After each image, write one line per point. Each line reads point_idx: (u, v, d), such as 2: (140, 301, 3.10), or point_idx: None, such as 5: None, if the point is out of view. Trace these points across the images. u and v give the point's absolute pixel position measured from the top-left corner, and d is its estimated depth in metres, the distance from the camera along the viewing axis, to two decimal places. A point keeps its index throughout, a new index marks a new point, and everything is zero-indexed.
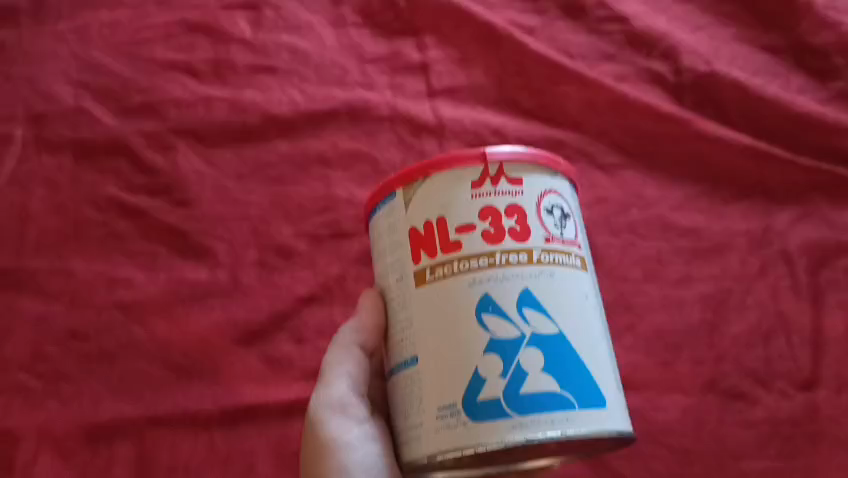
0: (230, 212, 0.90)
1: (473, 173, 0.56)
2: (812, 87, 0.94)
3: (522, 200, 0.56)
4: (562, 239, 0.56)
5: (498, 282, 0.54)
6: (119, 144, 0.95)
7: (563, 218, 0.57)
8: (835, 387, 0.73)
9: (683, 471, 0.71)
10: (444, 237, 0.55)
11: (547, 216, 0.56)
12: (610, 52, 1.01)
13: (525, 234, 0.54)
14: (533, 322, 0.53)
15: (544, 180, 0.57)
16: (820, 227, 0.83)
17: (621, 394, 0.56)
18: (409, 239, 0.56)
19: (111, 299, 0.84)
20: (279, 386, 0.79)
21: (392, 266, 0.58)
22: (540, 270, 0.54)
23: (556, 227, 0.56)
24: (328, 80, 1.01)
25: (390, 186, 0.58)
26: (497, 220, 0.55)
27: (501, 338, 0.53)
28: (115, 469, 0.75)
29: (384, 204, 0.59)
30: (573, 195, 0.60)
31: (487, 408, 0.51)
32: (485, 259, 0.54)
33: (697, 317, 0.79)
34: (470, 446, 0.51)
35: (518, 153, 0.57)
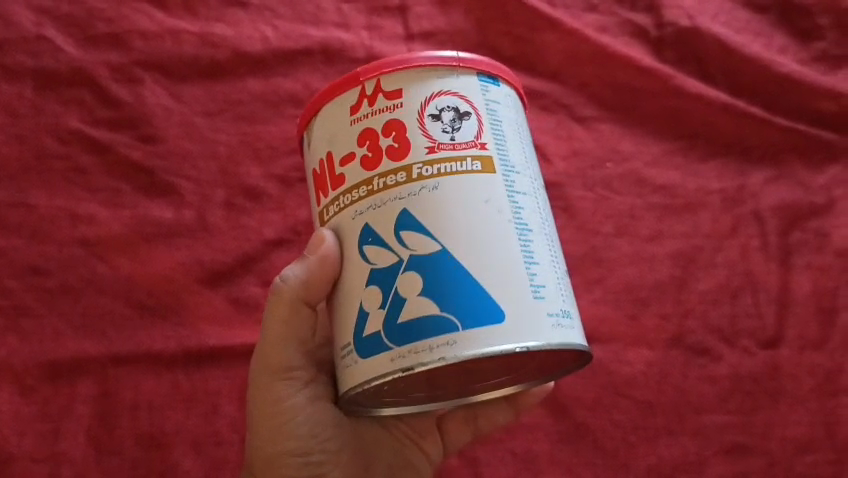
0: (198, 150, 0.87)
1: (350, 98, 0.52)
2: (792, 48, 0.93)
3: (401, 114, 0.50)
4: (454, 143, 0.50)
5: (377, 209, 0.50)
6: (82, 75, 0.91)
7: (456, 119, 0.51)
8: (797, 346, 0.74)
9: (645, 422, 0.72)
10: (331, 172, 0.52)
11: (433, 122, 0.50)
12: (593, 3, 0.99)
13: (402, 151, 0.50)
14: (411, 245, 0.49)
15: (431, 81, 0.51)
16: (792, 187, 0.84)
17: (539, 302, 0.49)
18: (312, 182, 0.55)
19: (74, 236, 0.81)
20: (246, 328, 0.78)
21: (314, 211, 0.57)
22: (421, 187, 0.49)
23: (445, 132, 0.50)
24: (304, 19, 0.97)
25: (301, 132, 0.57)
26: (374, 143, 0.50)
27: (381, 268, 0.50)
28: (77, 407, 0.73)
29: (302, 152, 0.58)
30: (480, 88, 0.53)
31: (370, 343, 0.49)
32: (364, 187, 0.50)
33: (667, 272, 0.80)
34: (361, 384, 0.49)
35: (393, 61, 0.51)
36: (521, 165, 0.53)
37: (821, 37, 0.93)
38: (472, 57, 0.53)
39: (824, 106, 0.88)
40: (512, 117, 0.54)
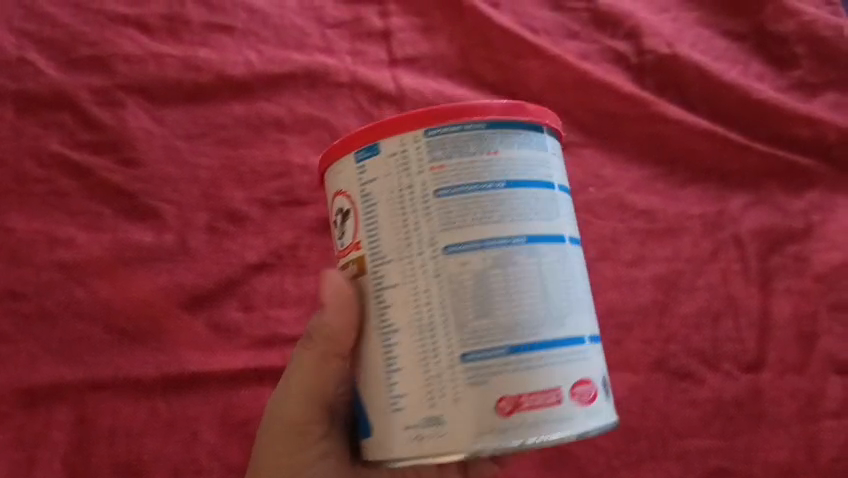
0: (180, 174, 0.87)
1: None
2: (770, 75, 0.95)
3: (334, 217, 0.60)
4: (345, 246, 0.55)
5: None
6: (64, 98, 0.90)
7: (343, 222, 0.55)
8: (778, 370, 0.75)
9: (628, 447, 0.72)
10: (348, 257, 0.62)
11: (337, 223, 0.56)
12: (575, 30, 1.00)
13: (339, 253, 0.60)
14: None
15: (332, 179, 0.55)
16: (771, 212, 0.85)
17: (395, 415, 0.51)
18: None
19: (52, 259, 0.80)
20: (226, 353, 0.77)
21: None
22: None
23: (340, 236, 0.56)
24: (287, 44, 0.98)
25: None
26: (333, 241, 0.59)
27: None
28: (53, 434, 0.72)
29: None
30: (355, 177, 0.53)
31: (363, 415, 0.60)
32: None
33: (649, 296, 0.80)
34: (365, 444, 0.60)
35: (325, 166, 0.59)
36: (399, 247, 0.51)
37: (798, 65, 0.95)
38: (353, 138, 0.53)
39: (802, 132, 0.89)
40: (393, 187, 0.52)
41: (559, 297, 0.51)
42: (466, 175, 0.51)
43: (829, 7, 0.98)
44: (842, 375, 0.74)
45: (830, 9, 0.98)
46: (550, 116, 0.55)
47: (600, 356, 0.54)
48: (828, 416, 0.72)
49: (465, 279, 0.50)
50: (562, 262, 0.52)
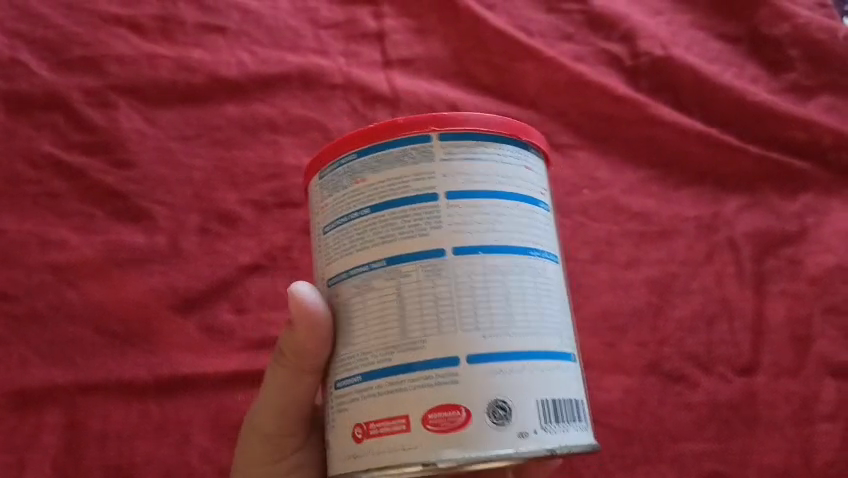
0: (173, 175, 0.86)
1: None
2: (764, 78, 0.95)
3: None
4: None
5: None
6: (57, 99, 0.90)
7: None
8: (772, 373, 0.75)
9: (622, 450, 0.72)
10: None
11: None
12: (569, 32, 1.00)
13: None
14: None
15: None
16: (765, 215, 0.85)
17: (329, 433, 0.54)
18: None
19: (44, 261, 0.80)
20: (218, 355, 0.77)
21: None
22: None
23: None
24: (282, 45, 0.97)
25: None
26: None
27: None
28: (44, 437, 0.72)
29: None
30: None
31: None
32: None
33: (643, 299, 0.80)
34: None
35: None
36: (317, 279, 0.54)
37: (793, 67, 0.95)
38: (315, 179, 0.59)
39: (796, 134, 0.89)
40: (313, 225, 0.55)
41: (417, 321, 0.47)
42: (340, 204, 0.51)
43: (823, 10, 0.98)
44: (836, 378, 0.74)
45: (824, 12, 0.98)
46: (447, 121, 0.49)
47: (492, 375, 0.45)
48: (822, 419, 0.72)
49: (340, 307, 0.50)
50: (428, 279, 0.47)
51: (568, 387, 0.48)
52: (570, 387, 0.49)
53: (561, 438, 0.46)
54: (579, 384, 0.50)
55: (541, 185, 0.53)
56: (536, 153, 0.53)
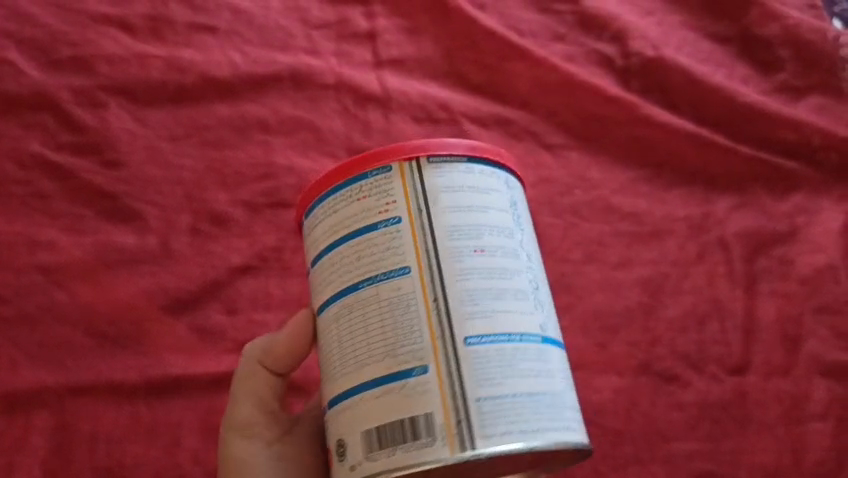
0: (163, 176, 0.86)
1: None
2: (755, 79, 0.95)
3: None
4: None
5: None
6: (45, 99, 0.89)
7: None
8: (763, 373, 0.75)
9: (614, 450, 0.72)
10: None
11: None
12: (561, 32, 1.00)
13: None
14: None
15: None
16: (756, 215, 0.85)
17: None
18: None
19: (32, 262, 0.79)
20: (209, 357, 0.76)
21: None
22: None
23: None
24: (273, 44, 0.97)
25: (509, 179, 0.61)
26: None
27: None
28: (33, 440, 0.71)
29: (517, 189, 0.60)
30: None
31: None
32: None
33: (635, 299, 0.80)
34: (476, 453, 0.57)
35: None
36: None
37: (783, 68, 0.95)
38: None
39: (786, 135, 0.89)
40: None
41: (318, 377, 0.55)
42: None
43: (813, 11, 0.99)
44: (826, 377, 0.74)
45: (814, 13, 0.98)
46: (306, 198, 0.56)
47: (337, 417, 0.50)
48: (812, 418, 0.72)
49: None
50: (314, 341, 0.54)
51: (405, 406, 0.47)
52: (409, 405, 0.47)
53: (390, 461, 0.47)
54: (433, 394, 0.47)
55: (387, 202, 0.51)
56: (381, 170, 0.52)
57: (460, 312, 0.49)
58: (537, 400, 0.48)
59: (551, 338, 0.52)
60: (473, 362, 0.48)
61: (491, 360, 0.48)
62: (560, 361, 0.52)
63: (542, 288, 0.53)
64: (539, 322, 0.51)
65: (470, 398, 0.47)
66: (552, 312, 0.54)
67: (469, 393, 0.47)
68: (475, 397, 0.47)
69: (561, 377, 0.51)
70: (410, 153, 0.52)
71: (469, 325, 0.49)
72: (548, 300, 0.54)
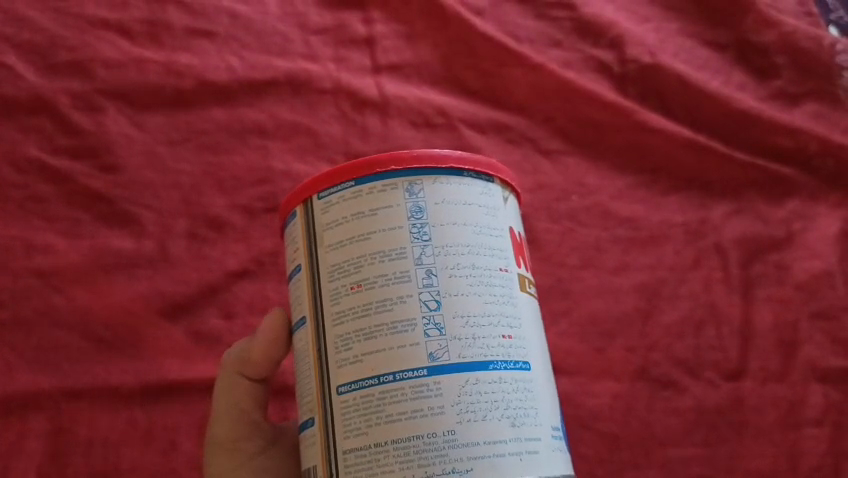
0: (160, 180, 0.86)
1: (498, 188, 0.54)
2: (751, 86, 0.96)
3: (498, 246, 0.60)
4: None
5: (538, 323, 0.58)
6: (43, 103, 0.89)
7: None
8: (760, 378, 0.75)
9: (611, 455, 0.72)
10: (526, 255, 0.56)
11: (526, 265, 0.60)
12: (558, 38, 1.01)
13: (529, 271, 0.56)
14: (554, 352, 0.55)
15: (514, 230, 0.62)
16: (752, 221, 0.85)
17: None
18: (511, 243, 0.53)
19: (28, 266, 0.79)
20: (206, 361, 0.76)
21: (495, 251, 0.51)
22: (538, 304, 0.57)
23: None
24: (271, 49, 0.97)
25: (458, 160, 0.52)
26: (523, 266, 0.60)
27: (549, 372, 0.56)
28: (28, 443, 0.71)
29: (460, 177, 0.52)
30: None
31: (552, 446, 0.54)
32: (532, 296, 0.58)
33: (632, 304, 0.80)
34: None
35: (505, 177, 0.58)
36: None
37: (779, 75, 0.96)
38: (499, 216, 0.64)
39: (783, 141, 0.90)
40: None
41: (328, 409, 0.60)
42: None
43: (809, 18, 0.99)
44: (822, 383, 0.74)
45: (810, 20, 0.99)
46: None
47: None
48: (809, 424, 0.72)
49: None
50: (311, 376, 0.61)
51: (309, 453, 0.50)
52: (310, 454, 0.50)
53: None
54: (316, 447, 0.49)
55: (294, 250, 0.54)
56: (292, 219, 0.55)
57: (335, 360, 0.49)
58: (405, 448, 0.45)
59: (448, 365, 0.47)
60: (342, 412, 0.48)
61: (359, 409, 0.47)
62: (461, 390, 0.46)
63: (445, 306, 0.48)
64: (426, 351, 0.47)
65: (340, 450, 0.47)
66: (467, 332, 0.48)
67: (338, 445, 0.47)
68: (344, 448, 0.47)
69: (455, 411, 0.45)
70: (303, 197, 0.54)
71: (342, 373, 0.48)
72: (465, 313, 0.48)
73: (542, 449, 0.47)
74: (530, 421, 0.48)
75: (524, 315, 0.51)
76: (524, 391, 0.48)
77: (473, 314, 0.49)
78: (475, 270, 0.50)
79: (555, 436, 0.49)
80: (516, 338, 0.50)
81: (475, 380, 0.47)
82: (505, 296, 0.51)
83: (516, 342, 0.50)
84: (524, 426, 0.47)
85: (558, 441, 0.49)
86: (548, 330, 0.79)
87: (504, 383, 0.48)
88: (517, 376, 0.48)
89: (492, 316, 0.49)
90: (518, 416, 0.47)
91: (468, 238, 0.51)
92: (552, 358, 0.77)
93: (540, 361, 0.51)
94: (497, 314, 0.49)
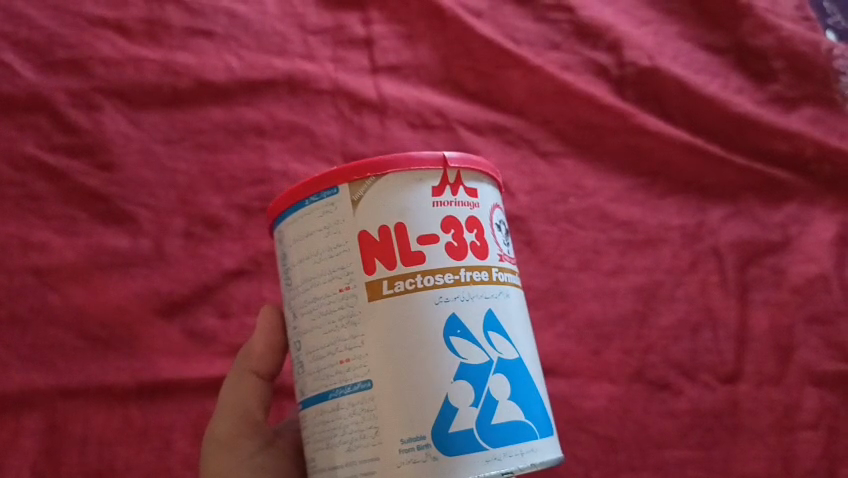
0: (157, 179, 0.86)
1: (347, 194, 0.53)
2: (749, 89, 0.96)
3: (478, 211, 0.55)
4: (511, 257, 0.57)
5: (466, 301, 0.52)
6: (41, 101, 0.89)
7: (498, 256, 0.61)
8: (756, 381, 0.75)
9: (606, 457, 0.72)
10: (402, 247, 0.52)
11: (498, 232, 0.56)
12: (557, 41, 1.01)
13: (460, 251, 0.52)
14: (461, 352, 0.51)
15: (491, 190, 0.57)
16: (749, 224, 0.86)
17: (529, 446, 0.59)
18: (358, 249, 0.52)
19: (25, 263, 0.79)
20: (200, 360, 0.76)
21: (337, 272, 0.52)
22: (464, 292, 0.52)
23: (506, 245, 0.57)
24: (268, 48, 0.97)
25: (305, 189, 0.54)
26: (460, 233, 0.53)
27: (472, 363, 0.51)
28: (22, 442, 0.71)
29: (302, 204, 0.54)
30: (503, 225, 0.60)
31: (502, 429, 0.50)
32: (451, 275, 0.52)
33: (628, 307, 0.80)
34: None
35: (398, 158, 0.53)
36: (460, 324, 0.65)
37: (776, 80, 0.96)
38: (492, 166, 0.58)
39: (779, 145, 0.90)
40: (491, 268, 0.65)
41: None
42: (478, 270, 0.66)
43: (807, 23, 0.99)
44: (819, 387, 0.74)
45: (808, 25, 0.98)
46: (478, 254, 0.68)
47: None
48: (804, 427, 0.72)
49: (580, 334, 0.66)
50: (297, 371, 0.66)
51: None
52: None
53: None
54: None
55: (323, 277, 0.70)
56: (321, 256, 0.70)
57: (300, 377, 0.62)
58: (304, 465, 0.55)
59: (310, 398, 0.54)
60: None
61: None
62: (317, 420, 0.53)
63: (303, 343, 0.54)
64: (300, 388, 0.55)
65: None
66: (314, 369, 0.53)
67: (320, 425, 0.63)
68: None
69: (317, 438, 0.53)
70: None
71: None
72: (312, 349, 0.53)
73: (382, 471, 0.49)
74: (367, 441, 0.50)
75: (366, 331, 0.51)
76: (362, 412, 0.50)
77: (317, 348, 0.53)
78: (317, 302, 0.53)
79: (410, 451, 0.49)
80: (354, 360, 0.51)
81: (323, 409, 0.52)
82: (347, 316, 0.52)
83: (355, 364, 0.51)
84: (358, 449, 0.50)
85: (410, 454, 0.49)
86: (545, 332, 0.79)
87: (341, 409, 0.51)
88: (353, 399, 0.51)
89: (330, 348, 0.52)
90: (361, 438, 0.50)
91: (311, 270, 0.54)
92: (549, 360, 0.77)
93: (384, 374, 0.50)
94: (336, 341, 0.52)
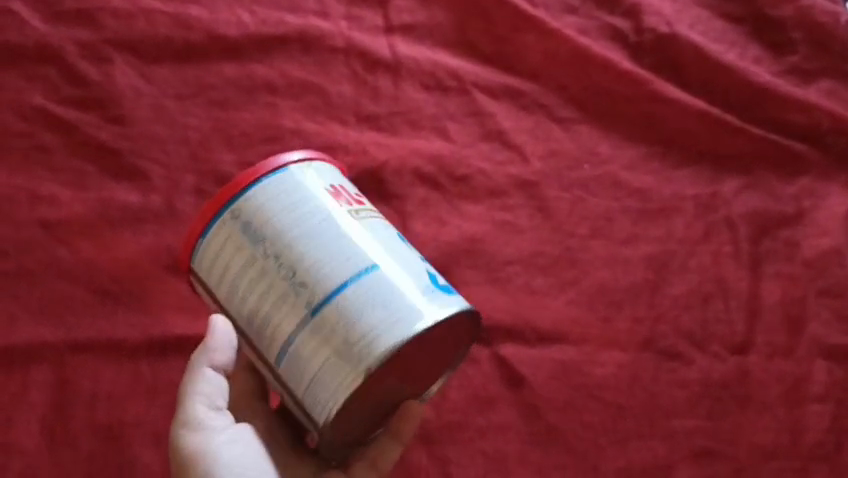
0: (168, 134, 0.84)
1: (292, 169, 0.61)
2: (767, 59, 0.95)
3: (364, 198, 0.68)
4: None
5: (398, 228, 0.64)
6: (49, 51, 0.87)
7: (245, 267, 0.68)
8: (766, 353, 0.75)
9: (615, 424, 0.72)
10: (347, 194, 0.62)
11: None
12: (575, 5, 0.99)
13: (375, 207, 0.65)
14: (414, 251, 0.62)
15: None
16: (762, 197, 0.85)
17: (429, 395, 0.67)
18: (319, 192, 0.60)
19: (34, 216, 0.78)
20: (210, 317, 0.76)
21: (311, 209, 0.59)
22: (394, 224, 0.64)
23: None
24: (282, 5, 0.95)
25: (250, 174, 0.60)
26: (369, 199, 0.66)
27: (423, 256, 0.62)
28: (30, 395, 0.71)
29: (254, 182, 0.60)
30: None
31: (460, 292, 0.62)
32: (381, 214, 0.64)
33: (641, 276, 0.80)
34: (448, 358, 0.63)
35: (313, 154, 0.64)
36: None
37: (794, 51, 0.94)
38: None
39: (795, 117, 0.89)
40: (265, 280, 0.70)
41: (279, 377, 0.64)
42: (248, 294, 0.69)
43: None
44: (828, 360, 0.75)
45: None
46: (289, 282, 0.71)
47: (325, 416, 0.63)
48: (813, 400, 0.72)
49: None
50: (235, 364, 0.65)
51: None
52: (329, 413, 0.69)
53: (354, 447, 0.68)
54: None
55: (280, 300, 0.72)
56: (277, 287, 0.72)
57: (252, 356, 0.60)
58: (315, 382, 0.56)
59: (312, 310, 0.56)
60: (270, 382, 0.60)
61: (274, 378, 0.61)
62: (329, 321, 0.55)
63: (290, 271, 0.57)
64: (295, 315, 0.56)
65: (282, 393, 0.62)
66: (310, 285, 0.56)
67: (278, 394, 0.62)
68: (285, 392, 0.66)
69: (338, 330, 0.55)
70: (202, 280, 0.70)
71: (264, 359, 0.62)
72: (305, 269, 0.57)
73: (383, 328, 0.55)
74: (387, 299, 0.56)
75: (354, 235, 0.58)
76: (375, 285, 0.56)
77: (311, 265, 0.57)
78: (299, 234, 0.58)
79: (392, 304, 0.56)
80: (352, 256, 0.57)
81: (331, 307, 0.56)
82: (333, 229, 0.58)
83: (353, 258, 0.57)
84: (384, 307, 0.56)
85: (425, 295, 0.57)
86: (556, 298, 0.79)
87: (355, 293, 0.56)
88: (362, 280, 0.56)
89: (293, 284, 0.57)
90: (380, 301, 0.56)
91: (285, 218, 0.58)
92: (559, 327, 0.77)
93: (381, 256, 0.58)
94: (329, 248, 0.57)
